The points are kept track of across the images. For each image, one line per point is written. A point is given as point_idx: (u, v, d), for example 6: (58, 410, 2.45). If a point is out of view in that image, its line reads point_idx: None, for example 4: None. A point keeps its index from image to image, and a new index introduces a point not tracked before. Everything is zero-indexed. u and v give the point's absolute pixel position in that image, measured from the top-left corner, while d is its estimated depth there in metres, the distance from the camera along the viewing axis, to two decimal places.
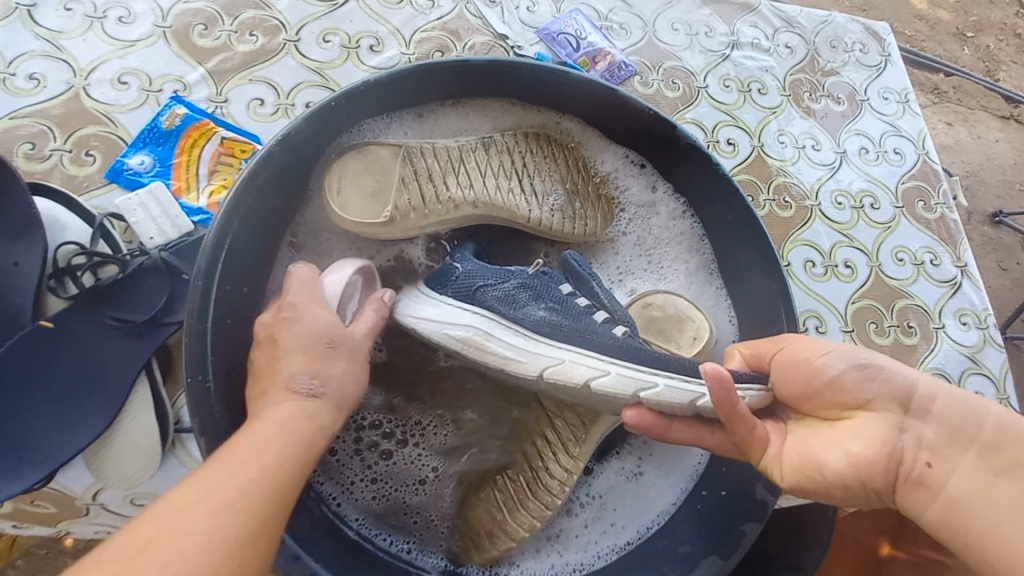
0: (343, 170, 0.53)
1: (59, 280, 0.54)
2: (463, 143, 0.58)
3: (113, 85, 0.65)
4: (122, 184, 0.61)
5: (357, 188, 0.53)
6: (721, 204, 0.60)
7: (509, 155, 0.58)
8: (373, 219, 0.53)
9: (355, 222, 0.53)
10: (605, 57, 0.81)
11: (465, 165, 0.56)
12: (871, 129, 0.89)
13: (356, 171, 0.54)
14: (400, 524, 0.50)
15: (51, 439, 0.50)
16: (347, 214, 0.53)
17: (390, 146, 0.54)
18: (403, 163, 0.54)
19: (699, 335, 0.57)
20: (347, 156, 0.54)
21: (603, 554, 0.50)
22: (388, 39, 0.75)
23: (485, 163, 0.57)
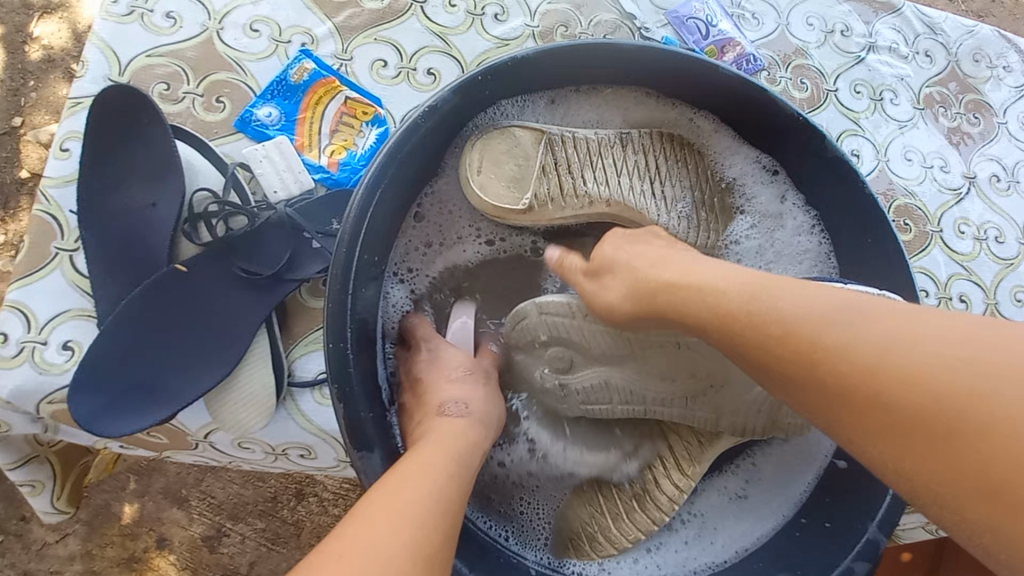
0: (484, 151, 0.54)
1: (194, 226, 0.56)
2: (600, 136, 0.55)
3: (245, 32, 0.65)
4: (250, 135, 0.61)
5: (497, 172, 0.53)
6: (860, 225, 0.56)
7: (643, 155, 0.57)
8: (512, 205, 0.53)
9: (493, 207, 0.53)
10: (734, 48, 0.76)
11: (601, 160, 0.54)
12: (1005, 156, 0.83)
13: (496, 154, 0.53)
14: (504, 516, 0.53)
15: (178, 377, 0.52)
16: (486, 196, 0.54)
17: (530, 131, 0.53)
18: (542, 151, 0.54)
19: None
20: (489, 138, 0.53)
21: (698, 571, 0.51)
22: (513, 9, 0.72)
23: (619, 159, 0.55)
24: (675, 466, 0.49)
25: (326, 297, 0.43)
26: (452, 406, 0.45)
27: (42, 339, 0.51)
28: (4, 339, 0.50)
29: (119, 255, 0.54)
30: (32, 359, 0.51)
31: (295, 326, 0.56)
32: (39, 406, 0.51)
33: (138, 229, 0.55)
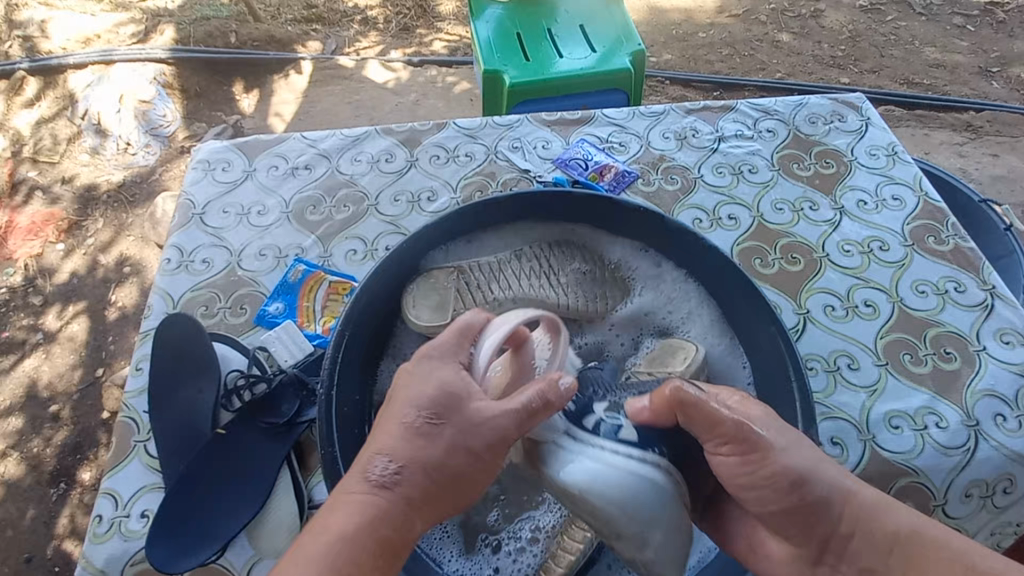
0: (415, 293, 0.72)
1: (228, 398, 0.74)
2: (499, 258, 0.76)
3: (256, 257, 0.91)
4: (265, 325, 0.84)
5: (426, 302, 0.71)
6: (713, 270, 0.73)
7: (537, 261, 0.76)
8: (441, 322, 0.70)
9: (427, 327, 0.70)
10: (611, 170, 1.00)
11: (504, 274, 0.74)
12: (865, 183, 0.99)
13: (424, 291, 0.72)
14: (481, 570, 0.60)
15: (223, 518, 0.66)
16: (421, 322, 0.70)
17: (445, 271, 0.74)
18: (456, 280, 0.73)
19: (687, 356, 0.68)
20: (417, 282, 0.73)
21: None
22: (441, 190, 0.98)
23: (518, 270, 0.75)
24: None
25: (317, 422, 0.62)
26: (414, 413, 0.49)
27: (125, 513, 0.68)
28: (99, 519, 0.68)
29: (178, 433, 0.72)
30: (120, 531, 0.67)
31: (311, 461, 0.73)
32: (125, 568, 0.65)
33: (189, 412, 0.73)
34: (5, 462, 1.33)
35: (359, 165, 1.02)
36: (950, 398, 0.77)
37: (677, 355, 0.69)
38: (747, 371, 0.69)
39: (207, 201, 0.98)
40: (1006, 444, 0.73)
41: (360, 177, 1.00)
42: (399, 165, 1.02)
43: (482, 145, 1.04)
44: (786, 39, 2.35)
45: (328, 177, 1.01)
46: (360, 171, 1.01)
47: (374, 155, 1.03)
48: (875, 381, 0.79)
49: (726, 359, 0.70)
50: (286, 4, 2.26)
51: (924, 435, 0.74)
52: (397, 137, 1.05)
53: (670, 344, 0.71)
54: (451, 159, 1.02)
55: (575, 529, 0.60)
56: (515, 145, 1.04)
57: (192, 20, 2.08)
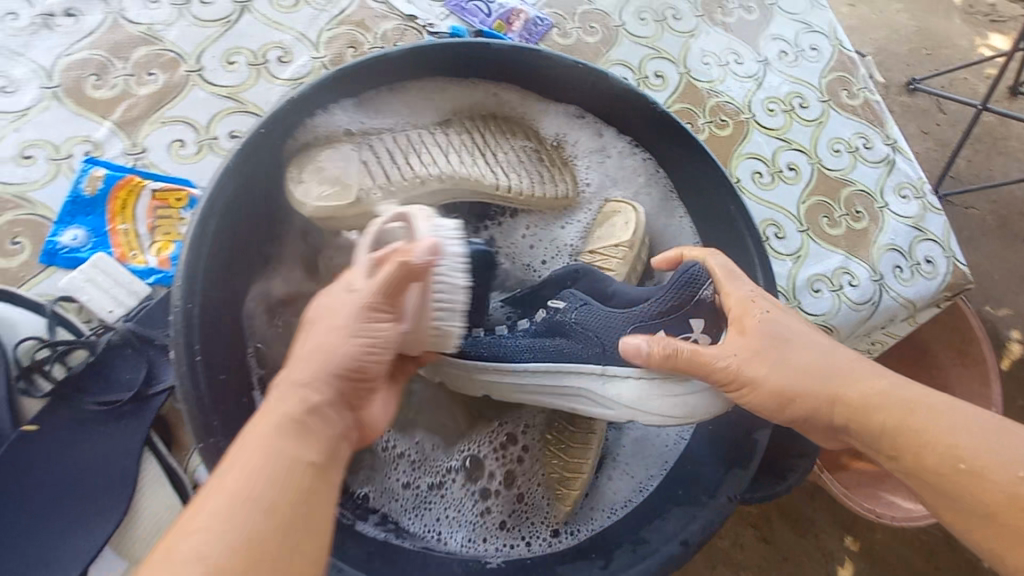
0: (304, 180, 0.52)
1: (29, 380, 0.51)
2: (416, 132, 0.58)
3: (18, 163, 0.61)
4: (61, 264, 0.57)
5: (321, 193, 0.53)
6: (662, 142, 0.62)
7: (465, 137, 0.59)
8: (341, 215, 0.52)
9: (321, 211, 0.51)
10: (520, 16, 0.79)
11: (425, 147, 0.56)
12: (786, 32, 0.91)
13: (316, 174, 0.53)
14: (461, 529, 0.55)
15: (71, 537, 0.48)
16: (314, 220, 0.52)
17: (343, 147, 0.54)
18: (358, 154, 0.54)
19: (628, 220, 0.60)
20: (305, 156, 0.53)
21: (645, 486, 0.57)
22: (295, 47, 0.71)
23: (441, 146, 0.57)
24: None
25: (182, 398, 0.43)
26: (310, 388, 0.36)
27: None
28: None
29: None
30: None
31: (183, 437, 0.54)
32: None
33: None
34: None
35: (158, 9, 0.69)
36: (858, 255, 0.79)
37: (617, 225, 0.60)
38: (697, 251, 0.62)
39: None
40: (902, 293, 0.78)
41: (164, 28, 0.68)
42: (223, 8, 0.70)
43: None
44: None
45: (110, 29, 0.67)
46: (162, 19, 0.68)
47: None
48: (798, 248, 0.78)
49: (676, 236, 0.63)
50: None
51: (840, 295, 0.76)
52: None
53: (608, 210, 0.62)
54: (301, 0, 0.73)
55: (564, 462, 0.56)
56: None
57: None
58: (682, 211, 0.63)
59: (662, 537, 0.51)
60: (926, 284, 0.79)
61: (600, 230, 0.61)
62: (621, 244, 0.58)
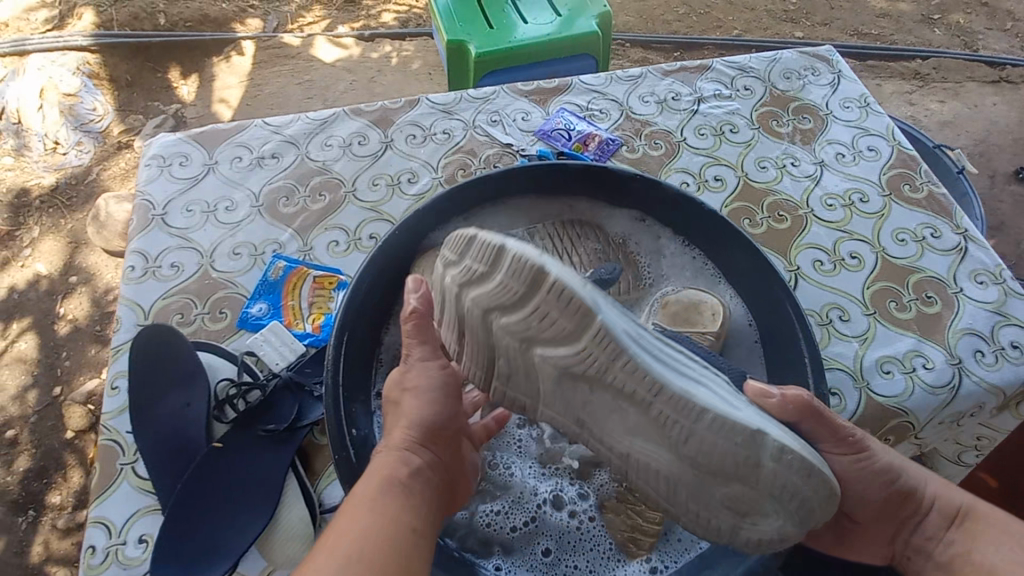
0: (425, 267, 0.69)
1: (221, 409, 0.70)
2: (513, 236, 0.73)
3: (230, 257, 0.85)
4: (249, 328, 0.79)
5: (437, 278, 0.68)
6: (712, 236, 0.73)
7: (548, 240, 0.74)
8: None
9: None
10: (594, 139, 0.98)
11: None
12: (842, 136, 1.01)
13: (434, 266, 0.69)
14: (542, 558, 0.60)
15: (233, 533, 0.62)
16: None
17: None
18: None
19: (716, 311, 0.68)
20: (426, 255, 0.70)
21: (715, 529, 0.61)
22: (421, 171, 0.94)
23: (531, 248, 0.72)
24: None
25: (328, 422, 0.59)
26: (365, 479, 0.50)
27: (121, 540, 0.64)
28: (93, 550, 0.63)
29: (170, 452, 0.67)
30: (117, 560, 0.63)
31: (316, 464, 0.69)
32: None
33: (180, 427, 0.68)
34: None
35: (330, 150, 0.96)
36: (933, 338, 0.80)
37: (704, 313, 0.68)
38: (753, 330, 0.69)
39: (167, 200, 0.90)
40: (987, 378, 0.77)
41: (333, 162, 0.95)
42: (374, 147, 0.96)
43: (459, 121, 1.00)
44: (725, 15, 2.51)
45: (298, 165, 0.94)
46: (332, 157, 0.95)
47: (346, 138, 0.97)
48: (864, 330, 0.80)
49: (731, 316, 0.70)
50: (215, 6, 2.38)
51: (913, 377, 0.76)
52: (369, 117, 1.00)
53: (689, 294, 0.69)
54: (427, 138, 0.98)
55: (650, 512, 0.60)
56: (494, 119, 1.00)
57: (129, 19, 2.19)
58: (732, 292, 0.72)
59: None
60: (1015, 370, 0.77)
61: (691, 316, 0.68)
62: (708, 331, 0.66)
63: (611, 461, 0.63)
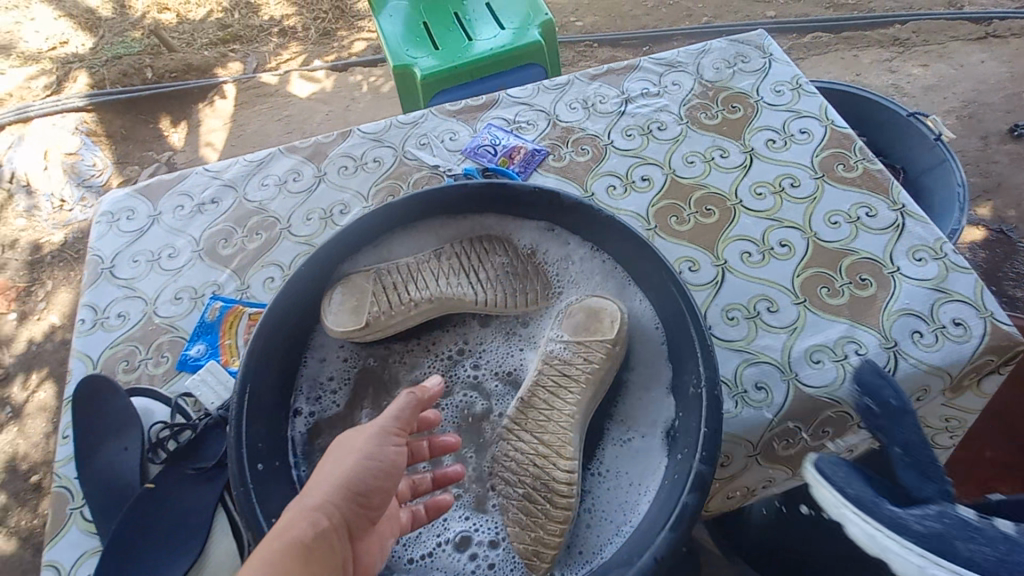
0: (332, 298, 0.72)
1: (154, 450, 0.73)
2: (417, 259, 0.74)
3: (172, 302, 0.89)
4: (188, 369, 0.82)
5: (342, 307, 0.71)
6: (616, 240, 0.72)
7: (455, 258, 0.74)
8: (355, 325, 0.69)
9: (341, 330, 0.69)
10: (520, 151, 0.99)
11: (421, 274, 0.72)
12: (773, 122, 0.99)
13: (340, 296, 0.72)
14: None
15: (160, 571, 0.63)
16: (336, 326, 0.70)
17: (363, 274, 0.73)
18: (373, 282, 0.72)
19: (616, 317, 0.68)
20: (333, 286, 0.73)
21: (617, 536, 0.59)
22: (352, 201, 0.97)
23: (436, 271, 0.73)
24: (559, 458, 0.61)
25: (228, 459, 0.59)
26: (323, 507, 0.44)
27: None
28: None
29: (107, 495, 0.70)
30: None
31: None
32: None
33: (116, 471, 0.72)
34: (3, 535, 1.46)
35: (266, 189, 1.00)
36: (867, 322, 0.78)
37: (606, 321, 0.68)
38: (659, 331, 0.68)
39: (115, 253, 0.95)
40: (925, 359, 0.74)
41: (269, 201, 0.98)
42: (308, 182, 1.00)
43: (389, 148, 1.02)
44: (695, 3, 2.48)
45: (237, 207, 0.98)
46: (268, 195, 0.99)
47: (281, 176, 1.01)
48: (794, 320, 0.79)
49: (636, 319, 0.70)
50: (199, 55, 2.50)
51: (844, 365, 0.74)
52: (303, 153, 1.03)
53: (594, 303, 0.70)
54: (358, 168, 1.00)
55: (552, 525, 0.59)
56: (422, 142, 1.02)
57: (118, 76, 2.32)
58: (639, 294, 0.71)
59: None
60: (956, 348, 0.74)
61: (593, 325, 0.68)
62: (606, 338, 0.66)
63: (519, 476, 0.62)
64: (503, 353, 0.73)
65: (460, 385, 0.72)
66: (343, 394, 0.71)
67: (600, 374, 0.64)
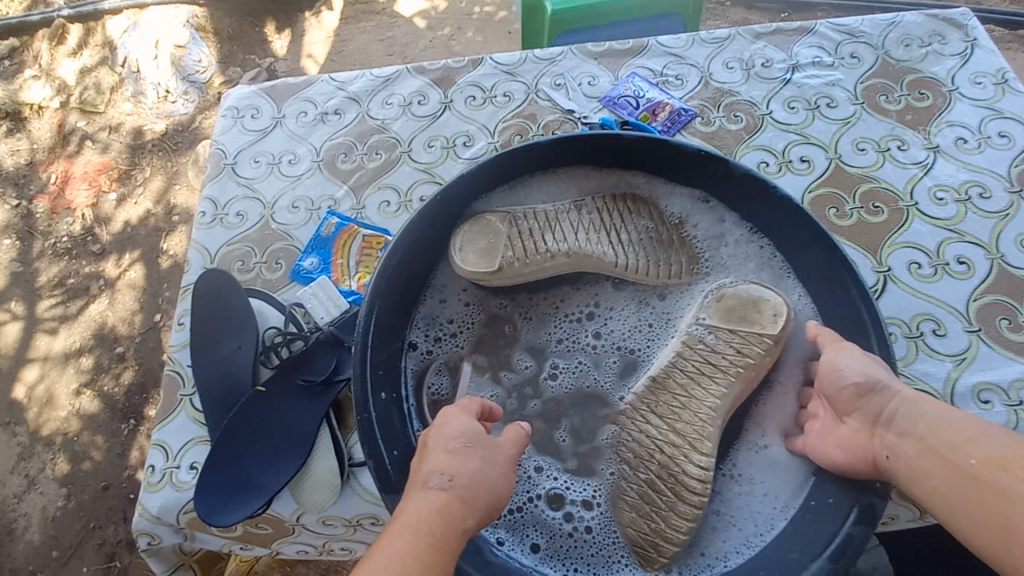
0: (463, 234, 0.68)
1: (266, 355, 0.74)
2: (556, 207, 0.69)
3: (289, 210, 0.88)
4: (300, 280, 0.82)
5: (473, 247, 0.67)
6: (784, 228, 0.65)
7: (598, 214, 0.69)
8: (486, 268, 0.66)
9: (472, 272, 0.66)
10: (665, 108, 0.89)
11: (560, 224, 0.68)
12: (967, 118, 0.85)
13: (472, 234, 0.68)
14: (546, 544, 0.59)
15: (268, 472, 0.66)
16: (466, 266, 0.67)
17: (500, 214, 0.69)
18: (509, 225, 0.68)
19: (778, 311, 0.61)
20: (466, 222, 0.69)
21: (747, 547, 0.56)
22: (477, 134, 0.91)
23: (576, 222, 0.68)
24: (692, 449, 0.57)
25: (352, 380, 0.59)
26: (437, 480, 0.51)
27: (175, 465, 0.70)
28: (152, 469, 0.70)
29: (220, 389, 0.72)
30: (170, 482, 0.69)
31: (349, 418, 0.72)
32: (179, 516, 0.69)
33: (230, 368, 0.73)
34: (87, 395, 1.57)
35: (390, 109, 0.95)
36: None
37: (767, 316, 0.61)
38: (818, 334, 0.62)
39: (238, 151, 0.94)
40: None
41: (392, 121, 0.94)
42: (432, 107, 0.95)
43: (522, 83, 0.95)
44: None
45: (359, 122, 0.95)
46: (391, 115, 0.95)
47: (406, 97, 0.96)
48: (963, 349, 0.70)
49: (794, 314, 0.64)
50: None
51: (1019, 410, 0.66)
52: (431, 76, 0.98)
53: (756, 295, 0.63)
54: (487, 100, 0.94)
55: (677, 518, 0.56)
56: (558, 82, 0.94)
57: None
58: (798, 290, 0.65)
59: None
60: None
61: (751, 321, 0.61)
62: (767, 335, 0.59)
63: (643, 459, 0.59)
64: (631, 327, 0.68)
65: (581, 349, 0.69)
66: (462, 334, 0.69)
67: (753, 372, 0.59)
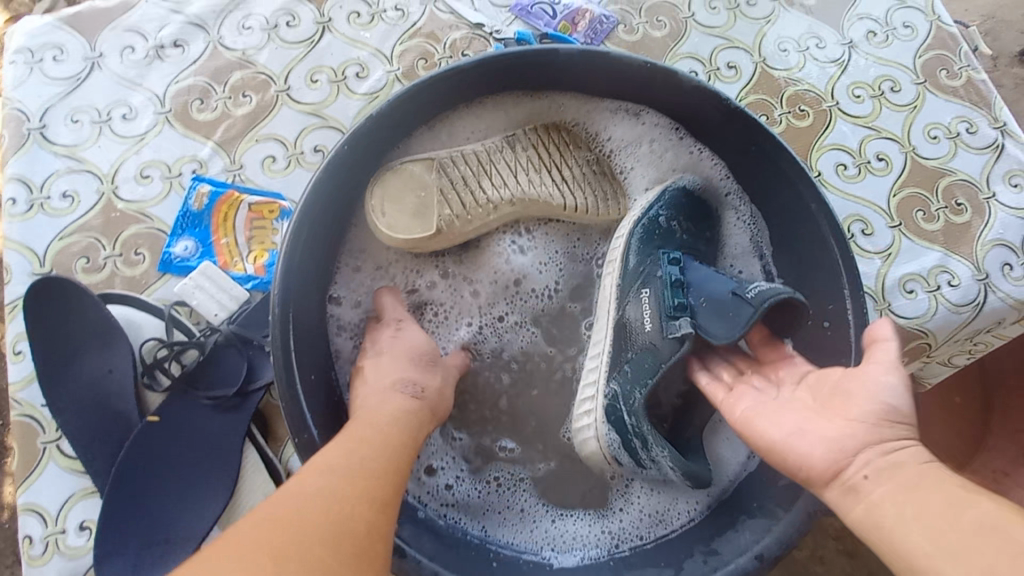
0: (385, 193, 0.57)
1: (151, 375, 0.59)
2: (487, 147, 0.60)
3: (137, 181, 0.68)
4: (175, 272, 0.64)
5: (401, 206, 0.57)
6: (735, 138, 0.58)
7: (535, 151, 0.61)
8: (422, 232, 0.57)
9: (406, 238, 0.57)
10: (585, 15, 0.79)
11: (496, 167, 0.59)
12: (875, 9, 0.84)
13: (397, 191, 0.57)
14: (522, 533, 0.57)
15: (188, 510, 0.55)
16: (397, 233, 0.57)
17: (423, 163, 0.58)
18: (437, 176, 0.58)
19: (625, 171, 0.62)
20: (384, 179, 0.57)
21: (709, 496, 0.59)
22: (371, 62, 0.75)
23: (512, 161, 0.60)
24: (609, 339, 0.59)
25: (279, 398, 0.47)
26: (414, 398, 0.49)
27: (59, 529, 0.55)
28: (28, 541, 0.54)
29: (99, 426, 0.58)
30: (58, 551, 0.55)
31: (277, 429, 0.60)
32: None
33: (106, 396, 0.59)
34: None
35: (249, 36, 0.75)
36: (960, 252, 0.73)
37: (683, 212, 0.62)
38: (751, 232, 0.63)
39: (43, 109, 0.70)
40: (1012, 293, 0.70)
41: (256, 52, 0.74)
42: (306, 30, 0.75)
43: None
44: None
45: (210, 56, 0.74)
46: (254, 44, 0.74)
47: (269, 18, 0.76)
48: (888, 245, 0.72)
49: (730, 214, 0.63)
50: None
51: (937, 296, 0.70)
52: None
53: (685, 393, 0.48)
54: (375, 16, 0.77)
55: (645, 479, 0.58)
56: None
57: None
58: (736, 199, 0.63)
59: (738, 551, 0.51)
60: None
61: (689, 206, 0.61)
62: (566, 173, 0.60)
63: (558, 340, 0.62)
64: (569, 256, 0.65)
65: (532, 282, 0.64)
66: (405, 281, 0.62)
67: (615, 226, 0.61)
